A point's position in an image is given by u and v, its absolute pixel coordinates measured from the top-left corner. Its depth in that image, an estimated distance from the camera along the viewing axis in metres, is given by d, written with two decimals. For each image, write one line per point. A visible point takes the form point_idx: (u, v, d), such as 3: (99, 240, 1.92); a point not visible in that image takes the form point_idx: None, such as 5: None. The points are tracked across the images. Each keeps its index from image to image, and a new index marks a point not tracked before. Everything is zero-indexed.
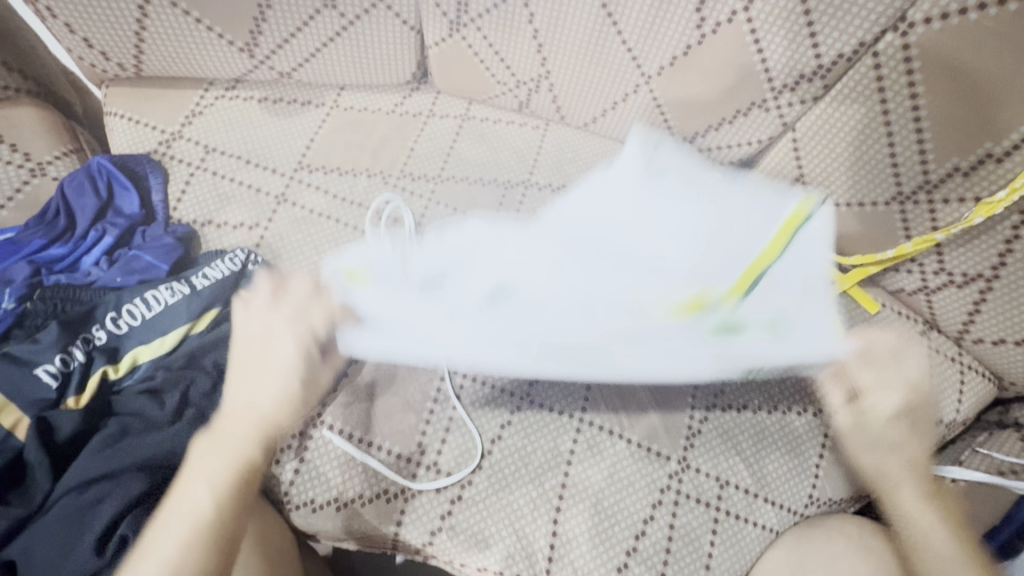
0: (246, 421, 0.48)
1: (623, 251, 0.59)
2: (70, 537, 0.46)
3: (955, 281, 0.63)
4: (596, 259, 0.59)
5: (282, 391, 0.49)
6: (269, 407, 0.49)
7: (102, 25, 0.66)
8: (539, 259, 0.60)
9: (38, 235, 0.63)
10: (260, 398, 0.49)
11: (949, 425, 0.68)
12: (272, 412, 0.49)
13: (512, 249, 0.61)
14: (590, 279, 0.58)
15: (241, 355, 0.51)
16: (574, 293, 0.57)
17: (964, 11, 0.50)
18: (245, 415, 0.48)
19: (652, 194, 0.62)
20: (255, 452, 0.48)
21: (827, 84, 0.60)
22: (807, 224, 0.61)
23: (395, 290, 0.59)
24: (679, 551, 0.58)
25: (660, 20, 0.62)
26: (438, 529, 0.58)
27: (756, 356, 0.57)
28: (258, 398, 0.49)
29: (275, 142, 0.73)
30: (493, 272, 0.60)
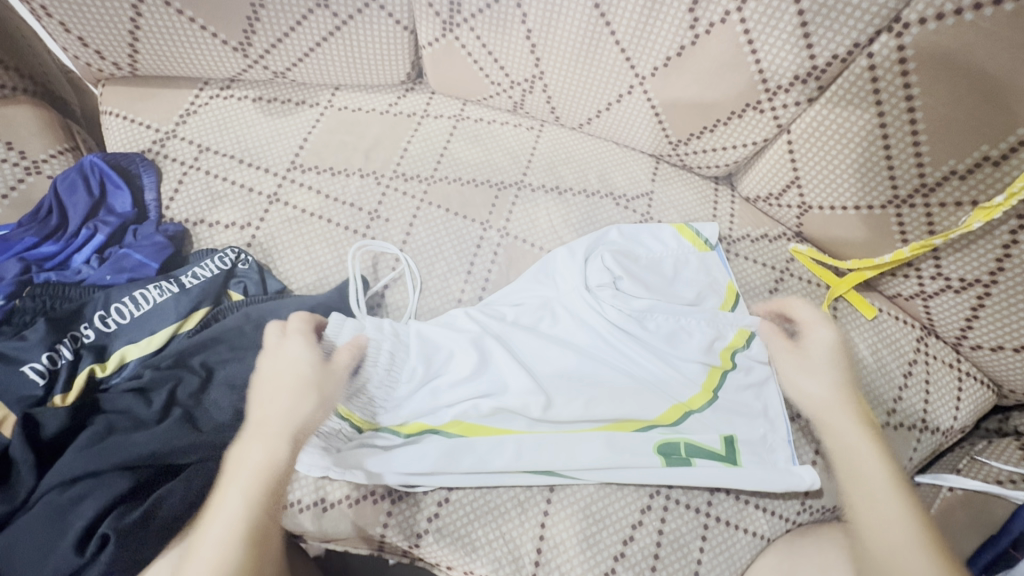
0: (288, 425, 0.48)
1: (605, 351, 0.64)
2: (53, 533, 0.46)
3: (952, 285, 0.62)
4: (581, 356, 0.63)
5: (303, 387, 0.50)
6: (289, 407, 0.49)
7: (96, 24, 0.66)
8: (535, 332, 0.64)
9: (29, 233, 0.63)
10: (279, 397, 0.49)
11: (946, 433, 0.66)
12: (300, 409, 0.49)
13: (510, 310, 0.65)
14: (576, 386, 0.61)
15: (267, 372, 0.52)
16: (559, 394, 0.61)
17: (960, 11, 0.49)
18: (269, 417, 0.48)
19: (633, 272, 0.67)
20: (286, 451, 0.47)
21: (822, 86, 0.60)
22: (740, 299, 0.68)
23: (394, 384, 0.60)
24: (667, 557, 0.58)
25: (652, 21, 0.62)
26: (425, 531, 0.58)
27: (711, 474, 0.59)
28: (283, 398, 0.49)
29: (269, 141, 0.73)
30: (469, 340, 0.61)
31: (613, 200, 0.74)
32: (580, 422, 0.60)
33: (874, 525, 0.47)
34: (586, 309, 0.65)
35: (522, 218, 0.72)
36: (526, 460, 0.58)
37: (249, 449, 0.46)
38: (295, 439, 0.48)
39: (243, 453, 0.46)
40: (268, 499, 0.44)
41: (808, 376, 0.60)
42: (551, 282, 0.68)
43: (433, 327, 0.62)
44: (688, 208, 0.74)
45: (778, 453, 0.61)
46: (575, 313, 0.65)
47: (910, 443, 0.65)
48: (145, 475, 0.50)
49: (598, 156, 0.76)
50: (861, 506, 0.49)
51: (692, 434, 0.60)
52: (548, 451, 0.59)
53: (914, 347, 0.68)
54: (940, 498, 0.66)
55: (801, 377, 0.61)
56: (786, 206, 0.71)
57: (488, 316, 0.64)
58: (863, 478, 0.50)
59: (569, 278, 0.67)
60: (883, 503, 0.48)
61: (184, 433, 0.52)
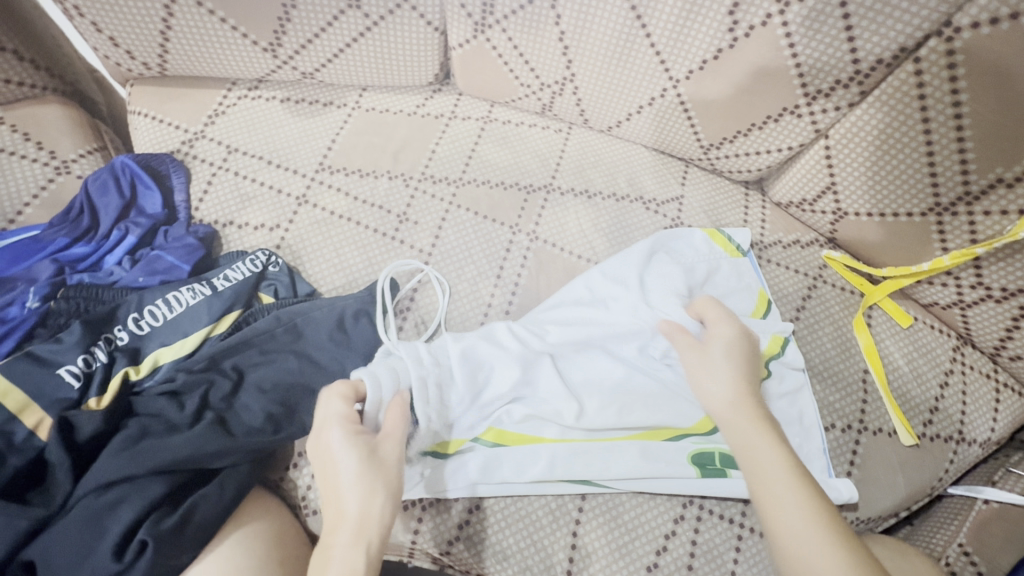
0: (360, 527, 0.43)
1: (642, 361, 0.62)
2: (91, 538, 0.46)
3: (993, 295, 0.61)
4: (619, 366, 0.62)
5: (365, 476, 0.44)
6: (358, 502, 0.43)
7: (127, 24, 0.66)
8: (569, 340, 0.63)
9: (62, 234, 0.63)
10: (344, 492, 0.44)
11: (983, 445, 0.65)
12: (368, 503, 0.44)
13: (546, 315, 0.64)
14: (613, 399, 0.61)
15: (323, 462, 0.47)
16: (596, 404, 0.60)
17: (1016, 16, 0.47)
18: (336, 518, 0.43)
19: (675, 285, 0.64)
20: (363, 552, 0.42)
21: (864, 90, 0.59)
22: (771, 306, 0.67)
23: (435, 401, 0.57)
24: (702, 567, 0.57)
25: (690, 24, 0.60)
26: (455, 538, 0.57)
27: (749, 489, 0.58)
28: (346, 493, 0.44)
29: (296, 142, 0.72)
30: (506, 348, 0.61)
31: (642, 204, 0.73)
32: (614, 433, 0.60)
33: (770, 503, 0.45)
34: (624, 320, 0.63)
35: (551, 222, 0.71)
36: (561, 469, 0.58)
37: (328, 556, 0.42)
38: (370, 541, 0.43)
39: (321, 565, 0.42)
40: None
41: (715, 355, 0.56)
42: (589, 292, 0.65)
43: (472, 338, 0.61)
44: (719, 212, 0.73)
45: (814, 461, 0.61)
46: (612, 323, 0.63)
47: (946, 455, 0.64)
48: (179, 480, 0.50)
49: (627, 160, 0.76)
50: (751, 463, 0.48)
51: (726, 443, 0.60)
52: (581, 459, 0.58)
53: (951, 357, 0.67)
54: (975, 510, 0.64)
55: (708, 373, 0.55)
56: (820, 212, 0.70)
57: (526, 328, 0.63)
58: (762, 467, 0.47)
59: (606, 289, 0.65)
60: (774, 477, 0.46)
61: (218, 438, 0.52)
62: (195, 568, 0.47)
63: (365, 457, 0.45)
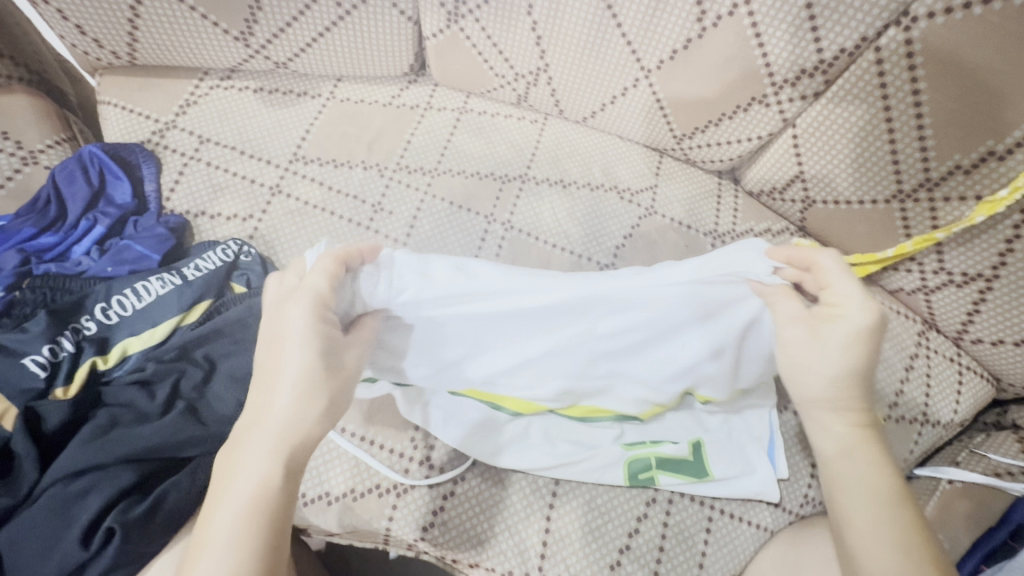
0: (294, 420, 0.42)
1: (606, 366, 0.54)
2: (57, 526, 0.46)
3: (954, 280, 0.63)
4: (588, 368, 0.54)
5: (304, 384, 0.42)
6: (290, 407, 0.42)
7: (95, 13, 0.65)
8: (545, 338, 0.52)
9: (28, 224, 0.62)
10: (287, 370, 0.42)
11: (946, 426, 0.67)
12: (294, 365, 0.42)
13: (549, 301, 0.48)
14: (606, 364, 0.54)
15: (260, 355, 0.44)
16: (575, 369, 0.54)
17: (968, 5, 0.49)
18: (265, 422, 0.41)
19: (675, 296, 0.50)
20: (287, 442, 0.41)
21: (828, 80, 0.60)
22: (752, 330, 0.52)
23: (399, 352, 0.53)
24: (672, 549, 0.58)
25: (660, 14, 0.61)
26: (430, 524, 0.57)
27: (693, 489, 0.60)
28: (281, 401, 0.42)
29: (270, 133, 0.72)
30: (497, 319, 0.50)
31: (616, 193, 0.73)
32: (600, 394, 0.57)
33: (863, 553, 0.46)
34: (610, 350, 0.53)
35: (526, 211, 0.71)
36: (546, 431, 0.60)
37: (268, 411, 0.42)
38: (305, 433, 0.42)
39: (236, 466, 0.41)
40: (266, 526, 0.39)
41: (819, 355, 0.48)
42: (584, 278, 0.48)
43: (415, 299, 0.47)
44: (692, 203, 0.74)
45: (757, 469, 0.60)
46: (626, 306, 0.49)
47: (911, 436, 0.65)
48: (149, 468, 0.50)
49: (602, 150, 0.76)
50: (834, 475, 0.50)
51: (659, 447, 0.60)
52: (554, 429, 0.60)
53: (916, 341, 0.68)
54: (939, 490, 0.65)
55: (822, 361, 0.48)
56: (790, 200, 0.71)
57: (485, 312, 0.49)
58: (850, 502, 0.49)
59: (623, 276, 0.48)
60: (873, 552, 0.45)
61: (188, 426, 0.52)
62: (165, 555, 0.47)
63: (312, 363, 0.42)
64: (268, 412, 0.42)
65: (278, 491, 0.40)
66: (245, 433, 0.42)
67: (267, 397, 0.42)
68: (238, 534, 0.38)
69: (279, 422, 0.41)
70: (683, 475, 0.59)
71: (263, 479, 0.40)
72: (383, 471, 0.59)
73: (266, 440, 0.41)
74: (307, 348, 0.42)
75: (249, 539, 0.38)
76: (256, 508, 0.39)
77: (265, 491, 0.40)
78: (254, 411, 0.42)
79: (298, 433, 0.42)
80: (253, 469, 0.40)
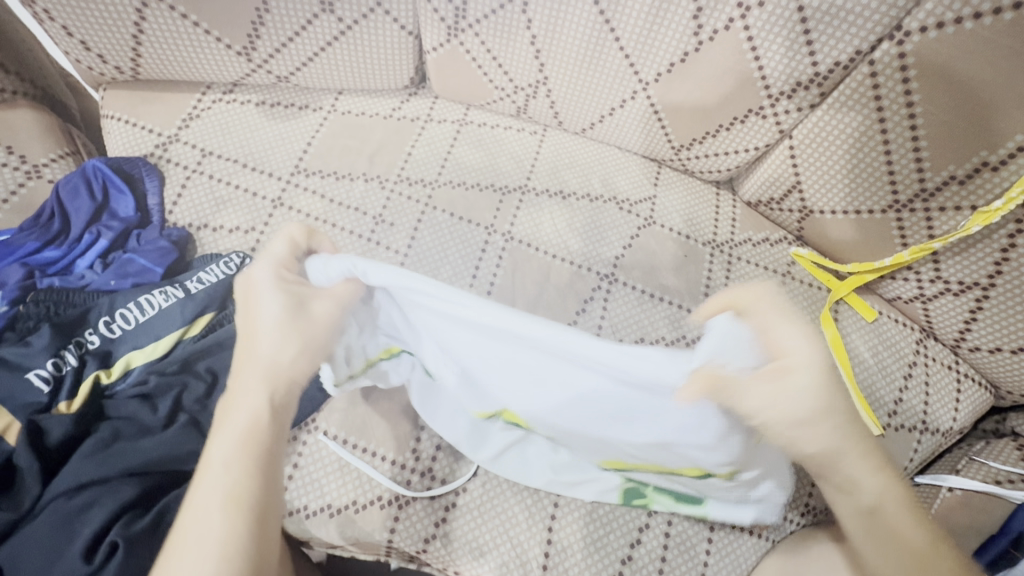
0: (275, 364, 0.45)
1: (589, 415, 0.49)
2: (60, 540, 0.46)
3: (951, 288, 0.63)
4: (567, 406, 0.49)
5: (285, 327, 0.45)
6: (274, 354, 0.45)
7: (100, 29, 0.66)
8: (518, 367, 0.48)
9: (32, 238, 0.63)
10: (263, 319, 0.45)
11: (946, 433, 0.67)
12: (269, 313, 0.45)
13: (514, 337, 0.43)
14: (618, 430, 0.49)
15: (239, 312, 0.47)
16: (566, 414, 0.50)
17: (959, 21, 0.50)
18: (255, 361, 0.45)
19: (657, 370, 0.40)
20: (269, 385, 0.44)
21: (824, 92, 0.61)
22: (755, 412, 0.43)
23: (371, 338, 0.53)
24: (674, 560, 0.58)
25: (657, 28, 0.62)
26: (432, 536, 0.58)
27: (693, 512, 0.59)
28: (263, 342, 0.45)
29: (272, 145, 0.73)
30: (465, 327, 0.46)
31: (615, 204, 0.74)
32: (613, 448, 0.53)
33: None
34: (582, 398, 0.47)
35: (526, 222, 0.72)
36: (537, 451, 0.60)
37: (255, 353, 0.45)
38: (281, 381, 0.45)
39: (233, 402, 0.44)
40: (254, 464, 0.42)
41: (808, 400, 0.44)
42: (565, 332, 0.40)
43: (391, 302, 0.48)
44: (690, 212, 0.75)
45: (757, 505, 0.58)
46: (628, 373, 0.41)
47: (911, 445, 0.66)
48: (151, 482, 0.50)
49: (601, 160, 0.77)
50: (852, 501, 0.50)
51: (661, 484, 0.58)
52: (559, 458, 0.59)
53: (914, 349, 0.68)
54: (940, 498, 0.65)
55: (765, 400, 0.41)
56: (788, 210, 0.72)
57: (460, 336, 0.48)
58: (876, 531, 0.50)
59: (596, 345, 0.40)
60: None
61: (191, 439, 0.52)
62: None
63: (290, 313, 0.45)
64: (255, 355, 0.45)
65: (263, 434, 0.43)
66: (236, 375, 0.45)
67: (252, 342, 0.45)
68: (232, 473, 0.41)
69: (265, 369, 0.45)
70: (681, 501, 0.59)
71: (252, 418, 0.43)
72: (385, 483, 0.59)
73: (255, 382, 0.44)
74: (275, 296, 0.45)
75: (242, 473, 0.41)
76: (249, 446, 0.42)
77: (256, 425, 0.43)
78: (239, 357, 0.45)
79: (285, 373, 0.45)
80: (243, 408, 0.44)
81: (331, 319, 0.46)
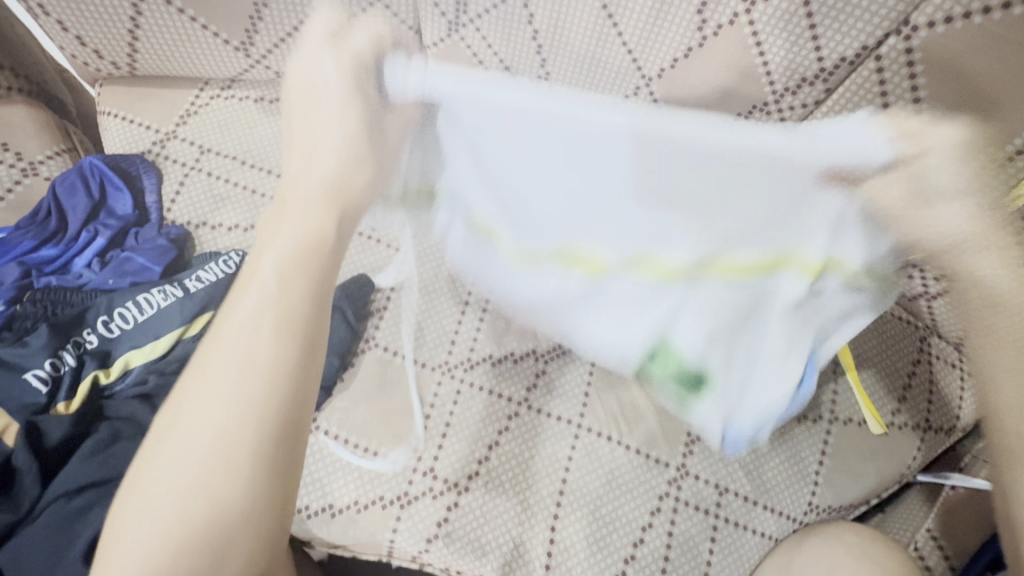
0: (328, 177, 0.45)
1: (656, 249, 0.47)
2: (59, 543, 0.46)
3: (959, 287, 0.61)
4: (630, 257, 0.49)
5: (348, 142, 0.45)
6: (336, 170, 0.45)
7: (95, 24, 0.65)
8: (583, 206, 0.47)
9: (28, 236, 0.62)
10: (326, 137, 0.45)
11: (950, 431, 0.67)
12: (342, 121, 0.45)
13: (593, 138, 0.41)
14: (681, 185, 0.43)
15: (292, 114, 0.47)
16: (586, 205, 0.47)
17: (969, 15, 0.49)
18: (313, 170, 0.45)
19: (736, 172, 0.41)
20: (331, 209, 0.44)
21: (830, 88, 0.60)
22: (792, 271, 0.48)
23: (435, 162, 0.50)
24: (677, 559, 0.58)
25: (660, 22, 0.61)
26: (434, 536, 0.57)
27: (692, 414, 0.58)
28: (323, 154, 0.45)
29: (270, 142, 0.71)
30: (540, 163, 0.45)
31: None
32: (678, 281, 0.49)
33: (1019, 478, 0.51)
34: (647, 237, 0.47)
35: None
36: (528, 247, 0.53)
37: (320, 159, 0.45)
38: (343, 202, 0.45)
39: (283, 219, 0.43)
40: (312, 279, 0.40)
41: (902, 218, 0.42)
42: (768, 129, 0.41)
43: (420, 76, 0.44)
44: None
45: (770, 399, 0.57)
46: (753, 204, 0.43)
47: (914, 443, 0.66)
48: None
49: None
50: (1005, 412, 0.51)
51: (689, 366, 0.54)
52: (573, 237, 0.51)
53: (917, 347, 0.68)
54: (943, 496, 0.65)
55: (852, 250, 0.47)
56: None
57: (527, 147, 0.44)
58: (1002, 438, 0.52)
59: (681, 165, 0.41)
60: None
61: None
62: None
63: (366, 116, 0.45)
64: (319, 158, 0.45)
65: (322, 250, 0.42)
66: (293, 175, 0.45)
67: (304, 179, 0.45)
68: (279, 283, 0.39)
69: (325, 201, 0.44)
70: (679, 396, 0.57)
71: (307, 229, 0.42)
72: (387, 483, 0.59)
73: (309, 204, 0.44)
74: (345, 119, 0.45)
75: (298, 294, 0.39)
76: (303, 261, 0.40)
77: (315, 232, 0.42)
78: (297, 168, 0.45)
79: (340, 180, 0.45)
80: (291, 233, 0.42)
81: (399, 138, 0.47)
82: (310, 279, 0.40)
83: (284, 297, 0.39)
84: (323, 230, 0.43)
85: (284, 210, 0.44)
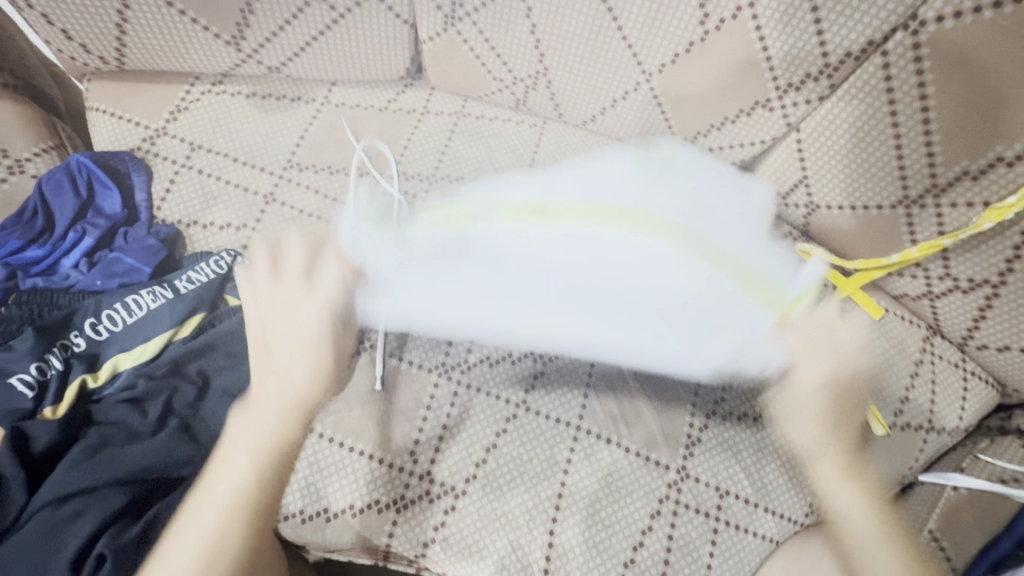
0: (291, 403, 0.53)
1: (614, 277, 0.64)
2: (47, 552, 0.45)
3: (961, 286, 0.61)
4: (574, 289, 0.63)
5: (311, 355, 0.56)
6: (310, 323, 0.57)
7: (82, 17, 0.63)
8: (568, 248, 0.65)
9: (13, 236, 0.61)
10: (299, 311, 0.57)
11: (952, 433, 0.66)
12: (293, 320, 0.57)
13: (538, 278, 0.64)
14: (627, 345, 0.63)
15: (273, 292, 0.59)
16: (586, 250, 0.65)
17: (978, 9, 0.48)
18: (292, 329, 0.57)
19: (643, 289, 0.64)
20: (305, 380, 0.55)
21: (833, 84, 0.59)
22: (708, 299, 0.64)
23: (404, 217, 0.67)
24: (677, 562, 0.57)
25: (661, 17, 0.60)
26: (431, 540, 0.57)
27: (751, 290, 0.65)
28: (297, 361, 0.55)
29: (264, 139, 0.70)
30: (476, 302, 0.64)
31: None
32: (621, 288, 0.63)
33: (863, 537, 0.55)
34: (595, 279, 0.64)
35: None
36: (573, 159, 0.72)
37: (296, 317, 0.57)
38: (313, 343, 0.57)
39: (274, 359, 0.56)
40: (251, 527, 0.48)
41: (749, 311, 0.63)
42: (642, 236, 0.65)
43: (393, 258, 0.64)
44: None
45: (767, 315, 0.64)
46: (644, 286, 0.63)
47: (917, 444, 0.65)
48: (142, 490, 0.49)
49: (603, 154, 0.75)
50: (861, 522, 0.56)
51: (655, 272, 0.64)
52: (603, 176, 0.69)
53: (921, 347, 0.67)
54: (943, 497, 0.65)
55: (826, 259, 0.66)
56: (794, 205, 0.69)
57: (476, 276, 0.63)
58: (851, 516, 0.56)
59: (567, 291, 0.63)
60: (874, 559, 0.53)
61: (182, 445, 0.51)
62: None
63: (333, 359, 0.58)
64: (301, 313, 0.58)
65: (291, 443, 0.52)
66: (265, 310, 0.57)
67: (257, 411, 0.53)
68: (253, 469, 0.49)
69: (301, 362, 0.55)
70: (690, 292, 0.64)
71: (293, 391, 0.54)
72: (383, 487, 0.58)
73: (300, 337, 0.57)
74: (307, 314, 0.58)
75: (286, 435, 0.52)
76: (235, 523, 0.47)
77: (285, 412, 0.53)
78: (258, 345, 0.56)
79: (305, 382, 0.55)
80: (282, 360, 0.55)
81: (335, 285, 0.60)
82: (243, 518, 0.47)
83: (208, 539, 0.46)
84: (285, 443, 0.52)
85: (235, 435, 0.51)
